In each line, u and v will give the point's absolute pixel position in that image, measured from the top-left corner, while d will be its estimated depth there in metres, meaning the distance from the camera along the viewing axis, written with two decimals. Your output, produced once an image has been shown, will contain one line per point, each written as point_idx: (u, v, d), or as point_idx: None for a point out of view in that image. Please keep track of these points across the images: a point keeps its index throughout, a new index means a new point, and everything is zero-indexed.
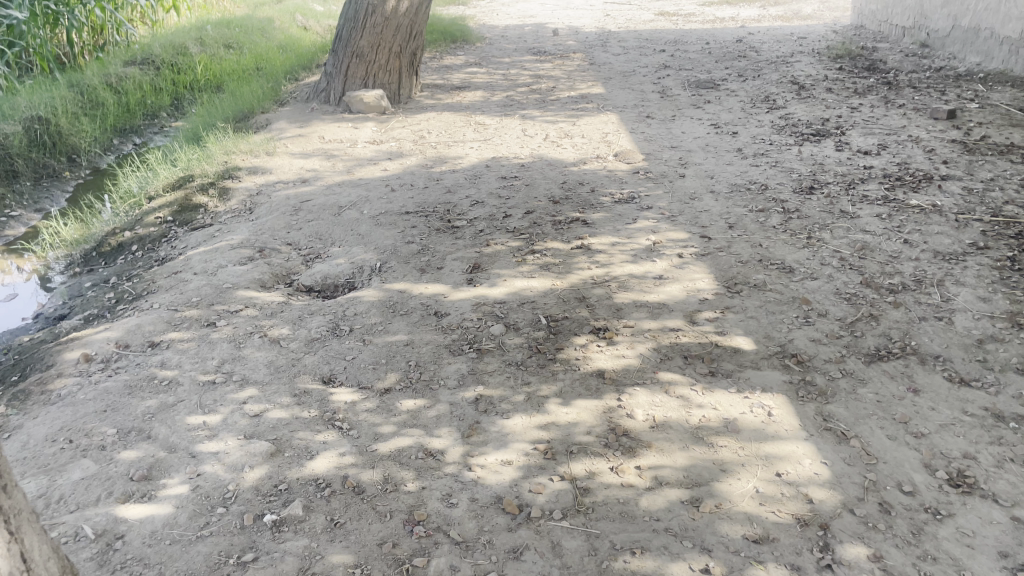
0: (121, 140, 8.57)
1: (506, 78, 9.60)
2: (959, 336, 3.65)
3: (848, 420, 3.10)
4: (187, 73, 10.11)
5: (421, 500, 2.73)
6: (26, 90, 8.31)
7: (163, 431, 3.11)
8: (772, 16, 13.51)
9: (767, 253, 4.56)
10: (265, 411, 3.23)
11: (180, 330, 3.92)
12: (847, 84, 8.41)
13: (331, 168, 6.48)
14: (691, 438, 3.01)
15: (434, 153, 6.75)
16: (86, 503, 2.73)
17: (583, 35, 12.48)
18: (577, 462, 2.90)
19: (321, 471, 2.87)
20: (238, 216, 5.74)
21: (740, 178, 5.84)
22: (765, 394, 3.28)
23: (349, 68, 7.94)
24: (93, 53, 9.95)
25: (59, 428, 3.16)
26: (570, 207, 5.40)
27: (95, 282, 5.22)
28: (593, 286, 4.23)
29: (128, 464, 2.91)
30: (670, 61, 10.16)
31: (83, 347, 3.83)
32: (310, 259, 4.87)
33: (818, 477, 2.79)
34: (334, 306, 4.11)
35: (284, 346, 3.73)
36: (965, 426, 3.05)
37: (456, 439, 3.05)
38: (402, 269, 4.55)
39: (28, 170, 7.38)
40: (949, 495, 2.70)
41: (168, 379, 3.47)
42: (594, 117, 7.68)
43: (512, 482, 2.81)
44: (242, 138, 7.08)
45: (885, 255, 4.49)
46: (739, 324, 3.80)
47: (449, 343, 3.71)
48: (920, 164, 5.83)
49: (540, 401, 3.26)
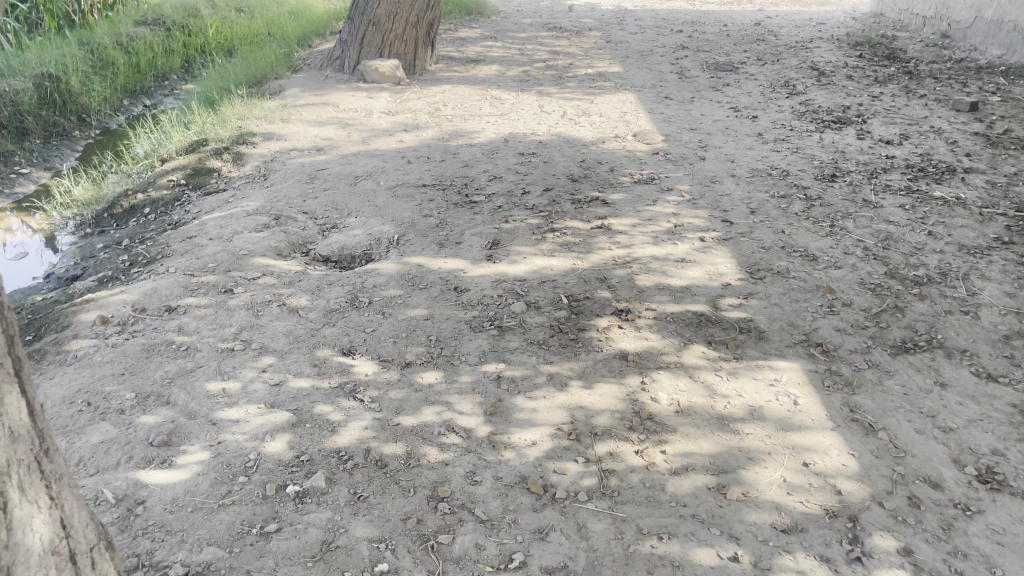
0: (131, 101, 8.49)
1: (522, 53, 9.48)
2: (986, 331, 3.61)
3: (875, 412, 3.06)
4: (198, 36, 9.99)
5: (445, 476, 2.69)
6: (37, 47, 8.20)
7: (183, 396, 3.07)
8: (790, 1, 13.34)
9: (789, 240, 4.51)
10: (285, 380, 3.19)
11: (197, 295, 3.87)
12: (868, 72, 8.32)
13: (346, 137, 6.42)
14: (716, 425, 2.98)
15: (450, 127, 6.67)
16: (106, 467, 2.70)
17: (598, 12, 12.33)
18: (602, 444, 2.87)
19: (343, 444, 2.84)
20: (252, 181, 5.68)
21: (760, 163, 5.78)
22: (790, 382, 3.25)
23: (365, 36, 7.85)
24: (103, 12, 9.80)
25: (77, 390, 3.12)
26: (589, 185, 5.35)
27: (107, 244, 5.17)
28: (614, 266, 4.19)
29: (148, 430, 2.88)
30: (688, 42, 10.05)
31: (98, 308, 3.79)
32: (326, 229, 4.81)
33: (846, 468, 2.77)
34: (352, 277, 4.06)
35: (303, 316, 3.69)
36: (993, 422, 3.02)
37: (479, 415, 3.02)
38: (420, 242, 4.50)
39: (38, 128, 7.29)
40: (978, 492, 2.67)
41: (186, 345, 3.43)
42: (612, 96, 7.60)
43: (537, 462, 2.78)
44: (256, 104, 7.01)
45: (910, 246, 4.44)
46: (763, 311, 3.76)
47: (471, 319, 3.67)
48: (943, 155, 5.77)
49: (563, 381, 3.23)
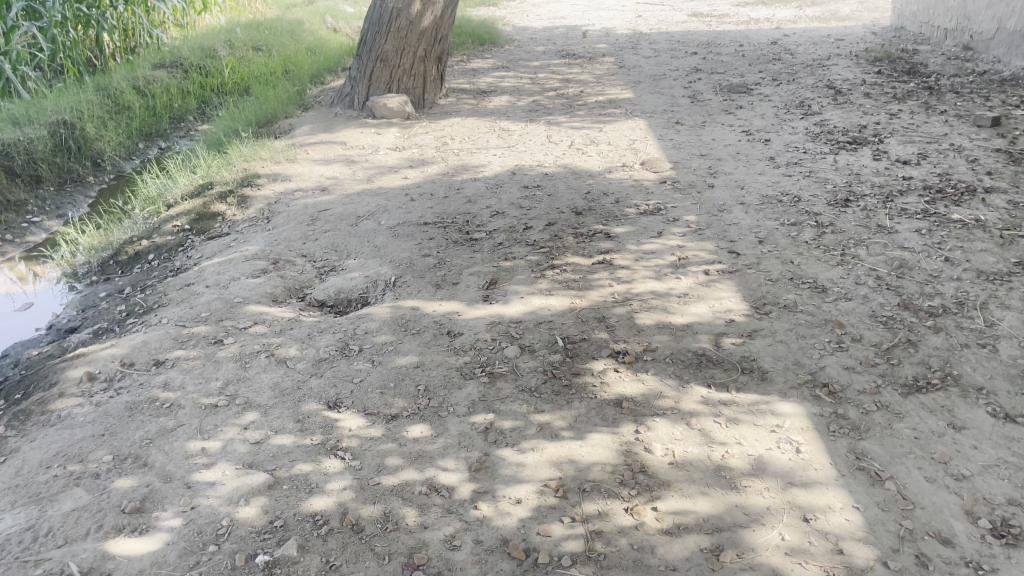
0: (147, 144, 8.53)
1: (534, 82, 9.43)
2: (1004, 366, 3.41)
3: (882, 459, 2.89)
4: (215, 77, 9.98)
5: (423, 541, 2.58)
6: (54, 94, 8.29)
7: (161, 458, 2.99)
8: (808, 16, 13.16)
9: (798, 271, 4.34)
10: (267, 437, 3.10)
11: (186, 348, 3.81)
12: (886, 88, 8.12)
13: (351, 175, 6.38)
14: (713, 478, 2.83)
15: (456, 161, 6.61)
16: (74, 537, 2.63)
17: (613, 37, 12.25)
18: (590, 501, 2.73)
19: (320, 507, 2.73)
20: (255, 225, 5.65)
21: (771, 189, 5.61)
22: (793, 428, 3.08)
23: (374, 73, 7.82)
24: (124, 56, 9.94)
25: (55, 453, 3.06)
26: (593, 218, 5.22)
27: (109, 293, 5.15)
28: (613, 305, 4.06)
29: (121, 495, 2.80)
30: (702, 64, 9.92)
31: (87, 364, 3.75)
32: (324, 272, 4.75)
33: (850, 524, 2.61)
34: (345, 323, 3.98)
35: (290, 368, 3.60)
36: (1010, 467, 2.84)
37: (463, 472, 2.89)
38: (417, 284, 4.40)
39: (52, 176, 7.35)
40: (992, 548, 2.50)
41: (169, 402, 3.36)
42: (621, 123, 7.49)
43: (521, 522, 2.65)
44: (264, 145, 7.00)
45: (925, 273, 4.25)
46: (767, 349, 3.60)
47: (461, 365, 3.55)
48: (963, 175, 5.57)
49: (553, 432, 3.10)
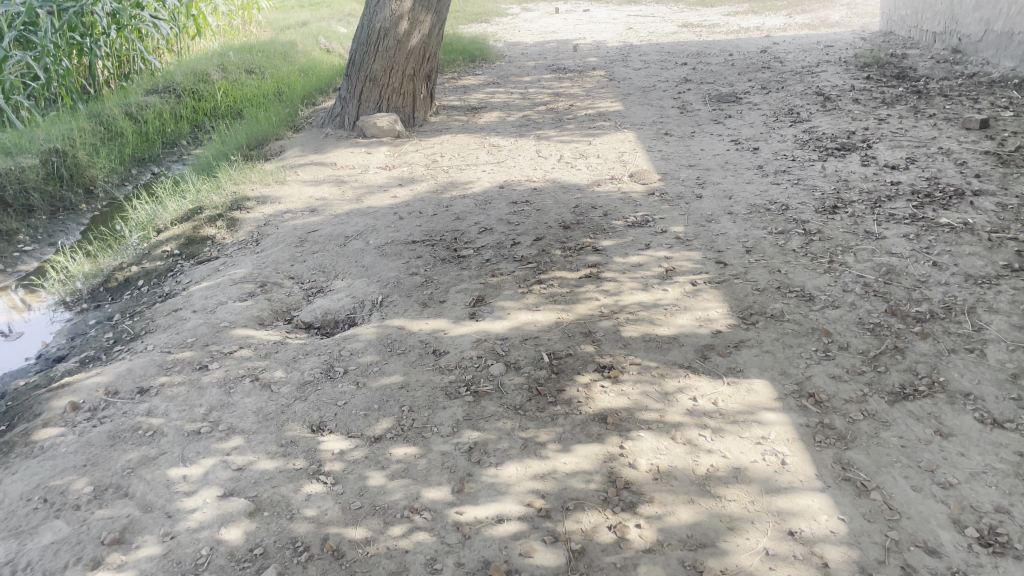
0: (140, 169, 8.53)
1: (524, 97, 9.46)
2: (992, 370, 3.39)
3: (869, 469, 2.86)
4: (208, 100, 9.98)
5: (404, 565, 2.56)
6: (47, 122, 8.30)
7: (142, 487, 2.98)
8: (798, 23, 13.18)
9: (786, 280, 4.32)
10: (250, 463, 3.08)
11: (170, 374, 3.79)
12: (876, 93, 8.11)
13: (340, 196, 6.38)
14: (697, 491, 2.80)
15: (445, 178, 6.60)
16: (53, 571, 2.62)
17: (604, 50, 12.29)
18: (572, 519, 2.70)
19: (300, 532, 2.72)
20: (244, 248, 5.65)
21: (760, 198, 5.60)
22: (779, 439, 3.05)
23: (363, 93, 7.83)
24: (118, 82, 9.95)
25: (36, 486, 3.05)
26: (581, 232, 5.21)
27: (99, 320, 5.14)
28: (600, 318, 4.03)
29: (101, 526, 2.78)
30: (692, 75, 9.94)
31: (71, 393, 3.73)
32: (312, 293, 4.74)
33: (834, 536, 2.58)
34: (331, 344, 3.96)
35: (275, 391, 3.58)
36: (997, 474, 2.81)
37: (446, 493, 2.87)
38: (404, 302, 4.39)
39: (44, 205, 7.36)
40: (979, 557, 2.48)
41: (152, 430, 3.34)
42: (611, 136, 7.50)
43: (503, 543, 2.62)
44: (253, 168, 7.01)
45: (913, 279, 4.23)
46: (753, 360, 3.57)
47: (446, 384, 3.53)
48: (952, 178, 5.56)
49: (537, 449, 3.07)
